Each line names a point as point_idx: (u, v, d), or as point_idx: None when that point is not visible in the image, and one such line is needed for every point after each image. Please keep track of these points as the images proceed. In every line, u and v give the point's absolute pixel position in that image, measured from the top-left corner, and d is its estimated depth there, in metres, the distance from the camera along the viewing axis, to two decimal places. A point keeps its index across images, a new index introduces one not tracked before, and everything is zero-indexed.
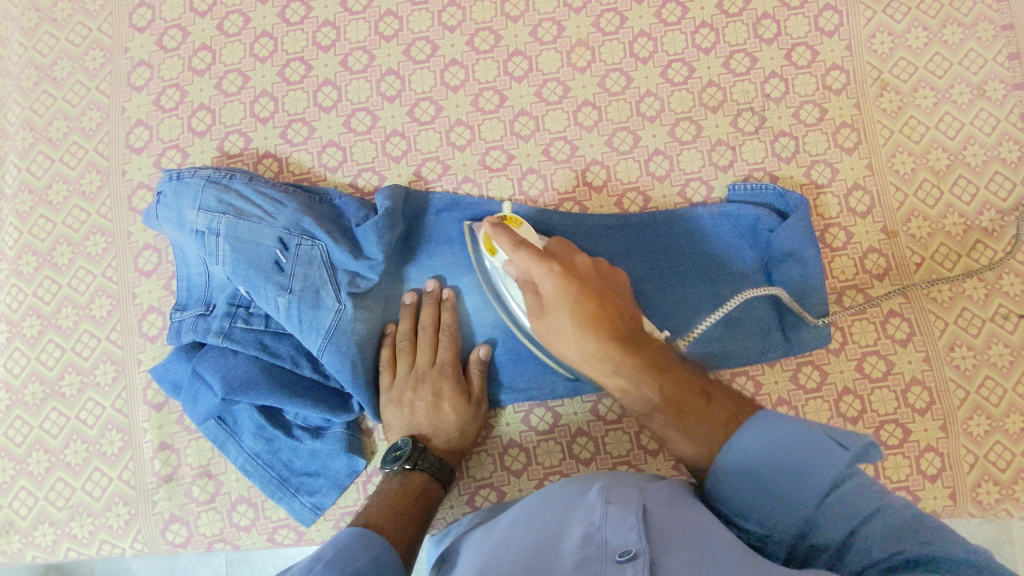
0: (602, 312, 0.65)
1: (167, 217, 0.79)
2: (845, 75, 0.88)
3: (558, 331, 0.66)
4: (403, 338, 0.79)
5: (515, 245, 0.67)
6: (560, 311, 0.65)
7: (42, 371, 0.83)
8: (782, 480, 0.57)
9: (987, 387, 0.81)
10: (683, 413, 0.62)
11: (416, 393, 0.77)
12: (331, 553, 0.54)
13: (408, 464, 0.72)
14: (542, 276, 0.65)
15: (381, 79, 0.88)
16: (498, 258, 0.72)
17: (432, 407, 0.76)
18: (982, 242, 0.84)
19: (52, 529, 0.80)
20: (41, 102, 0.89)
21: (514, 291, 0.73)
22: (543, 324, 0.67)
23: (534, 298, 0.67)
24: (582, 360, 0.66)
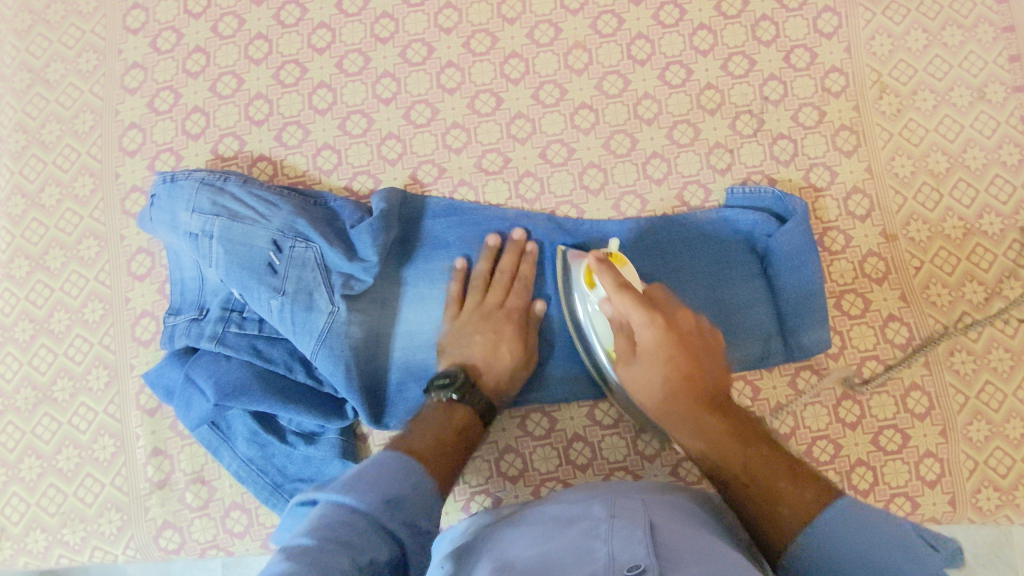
0: (695, 370, 0.66)
1: (161, 220, 0.79)
2: (844, 77, 0.87)
3: (646, 381, 0.67)
4: (478, 277, 0.79)
5: (619, 287, 0.66)
6: (653, 361, 0.67)
7: (34, 376, 0.82)
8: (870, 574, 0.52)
9: (987, 392, 0.80)
10: (764, 480, 0.59)
11: (477, 329, 0.76)
12: (371, 471, 0.54)
13: (456, 393, 0.70)
14: (641, 325, 0.66)
15: (377, 82, 0.87)
16: (595, 292, 0.70)
17: (491, 342, 0.75)
18: (982, 246, 0.83)
19: (44, 536, 0.79)
20: (33, 104, 0.89)
21: (599, 326, 0.72)
22: (632, 373, 0.69)
23: (627, 344, 0.69)
24: (661, 414, 0.67)
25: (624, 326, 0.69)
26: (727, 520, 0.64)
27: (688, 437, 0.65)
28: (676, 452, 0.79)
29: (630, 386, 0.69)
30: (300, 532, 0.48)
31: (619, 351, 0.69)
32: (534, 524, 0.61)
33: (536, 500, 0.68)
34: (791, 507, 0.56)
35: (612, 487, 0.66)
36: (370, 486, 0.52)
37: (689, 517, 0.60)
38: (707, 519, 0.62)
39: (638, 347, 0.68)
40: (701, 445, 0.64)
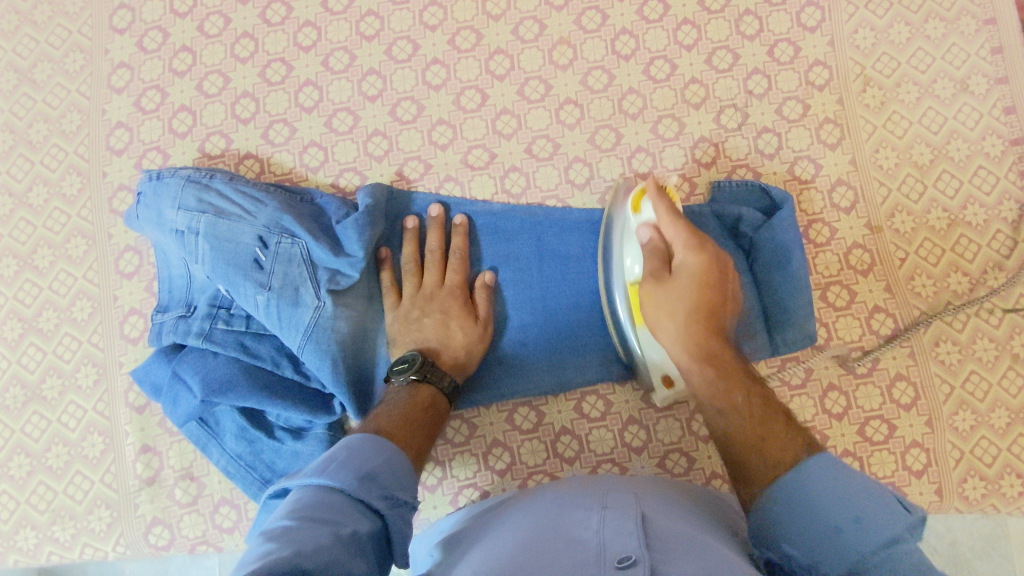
0: (721, 305, 0.67)
1: (147, 217, 0.79)
2: (827, 71, 0.87)
3: (673, 301, 0.66)
4: (409, 261, 0.80)
5: (673, 213, 0.68)
6: (688, 283, 0.66)
7: (24, 374, 0.83)
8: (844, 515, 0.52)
9: (972, 382, 0.80)
10: (760, 416, 0.62)
11: (425, 312, 0.77)
12: (343, 455, 0.55)
13: (416, 375, 0.71)
14: (687, 249, 0.66)
15: (363, 79, 0.88)
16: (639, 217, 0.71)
17: (441, 323, 0.76)
18: (965, 237, 0.83)
19: (34, 533, 0.79)
20: (21, 105, 0.89)
21: (631, 252, 0.72)
22: (659, 292, 0.67)
23: (663, 265, 0.68)
24: (679, 338, 0.67)
25: (663, 248, 0.68)
26: (712, 514, 0.64)
27: (696, 364, 0.66)
28: (663, 443, 0.79)
29: (652, 306, 0.68)
30: (282, 512, 0.49)
31: (651, 271, 0.68)
32: (522, 512, 0.62)
33: (525, 494, 0.68)
34: (778, 449, 0.58)
35: (604, 481, 0.66)
36: (343, 466, 0.53)
37: (681, 512, 0.60)
38: (700, 516, 0.61)
39: (674, 269, 0.67)
40: (711, 372, 0.65)
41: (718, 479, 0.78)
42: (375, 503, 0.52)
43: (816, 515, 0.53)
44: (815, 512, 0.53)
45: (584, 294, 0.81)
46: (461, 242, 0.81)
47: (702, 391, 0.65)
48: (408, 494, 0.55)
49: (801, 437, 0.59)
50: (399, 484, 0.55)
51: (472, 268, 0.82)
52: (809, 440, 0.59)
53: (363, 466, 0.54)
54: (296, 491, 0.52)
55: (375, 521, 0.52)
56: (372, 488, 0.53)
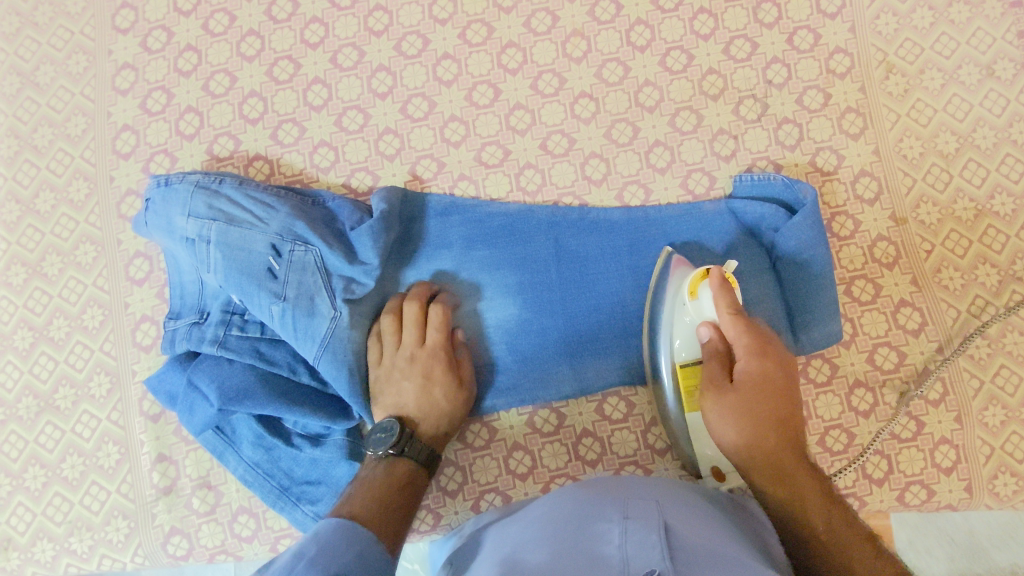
0: (790, 414, 0.63)
1: (157, 225, 0.77)
2: (849, 58, 0.85)
3: (737, 412, 0.62)
4: (390, 315, 0.76)
5: (732, 310, 0.66)
6: (752, 390, 0.62)
7: (36, 384, 0.82)
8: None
9: (1002, 376, 0.78)
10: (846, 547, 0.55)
11: (405, 375, 0.73)
12: (313, 549, 0.52)
13: (394, 450, 0.69)
14: (748, 354, 0.64)
15: (373, 76, 0.86)
16: (696, 306, 0.69)
17: (421, 390, 0.72)
18: (993, 227, 0.81)
19: (51, 545, 0.78)
20: (25, 109, 0.87)
21: (683, 343, 0.69)
22: (720, 400, 0.63)
23: (722, 370, 0.65)
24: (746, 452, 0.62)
25: (723, 349, 0.67)
26: (732, 516, 0.64)
27: (768, 482, 0.60)
28: None
29: (715, 416, 0.64)
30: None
31: (710, 375, 0.65)
32: (539, 518, 0.62)
33: (546, 497, 0.67)
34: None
35: (625, 485, 0.65)
36: (312, 564, 0.50)
37: (704, 518, 0.59)
38: (723, 522, 0.60)
39: (735, 375, 0.64)
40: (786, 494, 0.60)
41: None
42: None
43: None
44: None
45: (604, 295, 0.79)
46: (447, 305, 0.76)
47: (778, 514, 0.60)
48: None
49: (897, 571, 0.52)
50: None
51: (487, 275, 0.80)
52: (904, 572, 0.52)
53: (331, 566, 0.51)
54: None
55: None
56: None
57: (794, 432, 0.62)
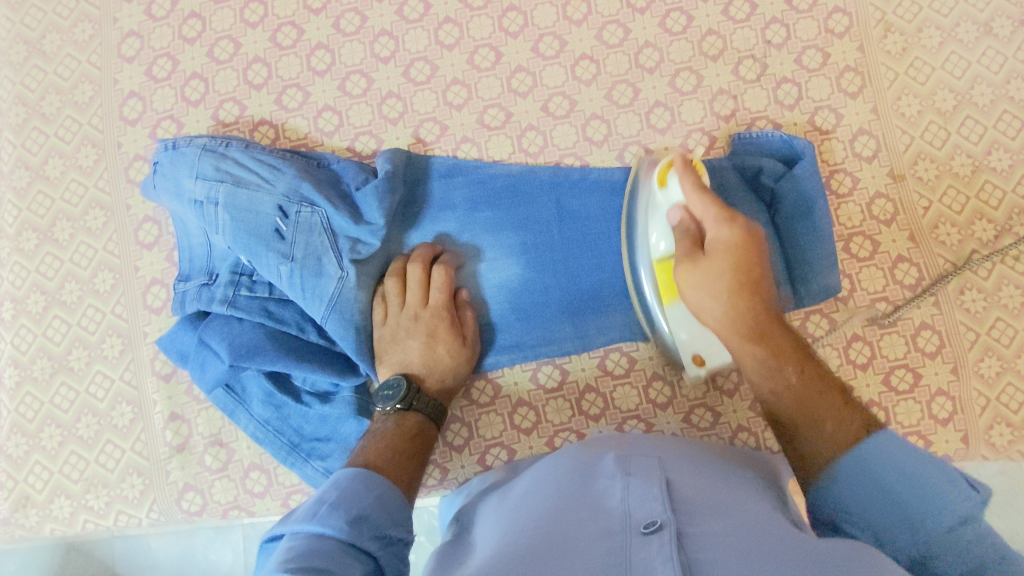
0: (763, 276, 0.65)
1: (165, 188, 0.79)
2: (847, 18, 0.86)
3: (714, 281, 0.64)
4: (394, 276, 0.77)
5: (699, 188, 0.67)
6: (727, 260, 0.64)
7: (50, 347, 0.83)
8: (902, 491, 0.52)
9: (998, 329, 0.80)
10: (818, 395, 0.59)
11: (410, 333, 0.74)
12: (334, 495, 0.54)
13: (402, 404, 0.71)
14: (719, 224, 0.65)
15: (375, 41, 0.87)
16: (667, 193, 0.70)
17: (426, 347, 0.74)
18: (990, 183, 0.82)
19: (68, 502, 0.80)
20: (32, 77, 0.88)
21: (659, 229, 0.71)
22: (697, 272, 0.65)
23: (695, 245, 0.66)
24: (722, 320, 0.65)
25: (693, 226, 0.68)
26: (737, 465, 0.65)
27: (745, 343, 0.63)
28: (687, 399, 0.79)
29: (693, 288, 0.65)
30: (276, 565, 0.47)
31: (683, 251, 0.67)
32: (544, 476, 0.63)
33: (551, 456, 0.68)
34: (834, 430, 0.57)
35: (628, 443, 0.66)
36: (333, 509, 0.52)
37: (706, 471, 0.60)
38: (727, 473, 0.61)
39: (708, 245, 0.66)
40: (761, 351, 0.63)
41: (744, 432, 0.78)
42: (366, 545, 0.51)
43: (872, 485, 0.53)
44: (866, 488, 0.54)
45: (606, 253, 0.80)
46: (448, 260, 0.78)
47: (751, 370, 0.64)
48: (401, 530, 0.55)
49: (860, 419, 0.57)
50: (391, 521, 0.54)
51: (491, 236, 0.81)
52: (867, 423, 0.57)
53: (352, 508, 0.53)
54: (286, 542, 0.51)
55: (367, 562, 0.51)
56: (363, 529, 0.52)
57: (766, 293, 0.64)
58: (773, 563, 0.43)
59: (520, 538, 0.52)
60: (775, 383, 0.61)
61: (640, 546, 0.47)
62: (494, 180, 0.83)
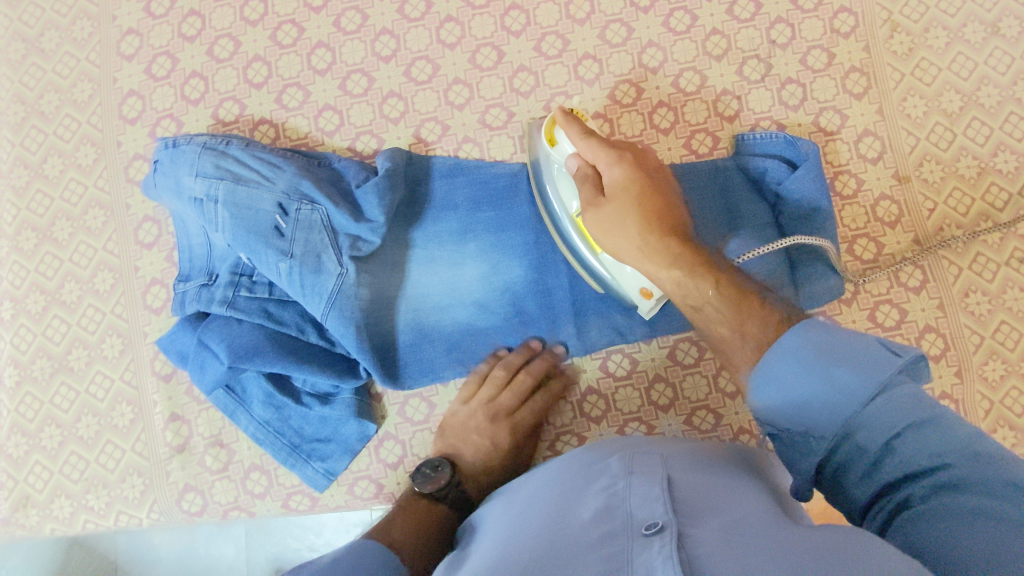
0: (663, 203, 0.66)
1: (165, 186, 0.78)
2: (853, 17, 0.85)
3: (620, 221, 0.65)
4: (505, 368, 0.78)
5: (586, 134, 0.67)
6: (624, 199, 0.65)
7: (49, 346, 0.83)
8: (823, 379, 0.51)
9: (1002, 332, 0.79)
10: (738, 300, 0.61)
11: (480, 431, 0.75)
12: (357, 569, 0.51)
13: (435, 489, 0.70)
14: (610, 164, 0.66)
15: (376, 39, 0.86)
16: (558, 149, 0.70)
17: (485, 450, 0.74)
18: (996, 185, 0.81)
19: (69, 502, 0.80)
20: (31, 75, 0.88)
21: (562, 185, 0.72)
22: (601, 215, 0.65)
23: (594, 190, 0.66)
24: (638, 256, 0.65)
25: (589, 171, 0.67)
26: (749, 460, 0.64)
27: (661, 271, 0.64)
28: (690, 401, 0.79)
29: (601, 232, 0.66)
30: None
31: (584, 200, 0.67)
32: (547, 478, 0.62)
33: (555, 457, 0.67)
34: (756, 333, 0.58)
35: (629, 441, 0.65)
36: None
37: (709, 467, 0.59)
38: (729, 468, 0.60)
39: (606, 189, 0.66)
40: (677, 272, 0.63)
41: (746, 435, 0.78)
42: None
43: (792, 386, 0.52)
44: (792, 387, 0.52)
45: None
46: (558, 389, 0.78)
47: (672, 291, 0.65)
48: None
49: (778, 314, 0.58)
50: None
51: (494, 236, 0.80)
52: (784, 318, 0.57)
53: None
54: None
55: None
56: None
57: (671, 218, 0.65)
58: (774, 560, 0.42)
59: (521, 547, 0.51)
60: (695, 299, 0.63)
61: (642, 550, 0.46)
62: (497, 176, 0.82)
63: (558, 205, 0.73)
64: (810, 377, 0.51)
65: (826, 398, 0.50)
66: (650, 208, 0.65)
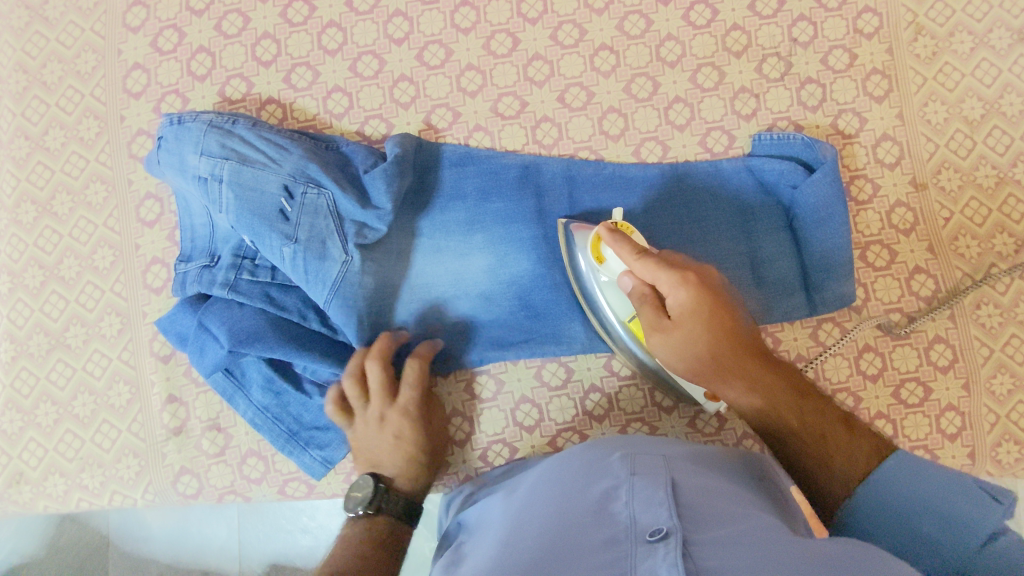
0: (737, 322, 0.60)
1: (169, 163, 0.76)
2: (878, 18, 0.83)
3: (693, 347, 0.60)
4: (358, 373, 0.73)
5: (639, 254, 0.63)
6: (694, 326, 0.59)
7: (46, 322, 0.82)
8: (920, 511, 0.53)
9: (1012, 346, 0.78)
10: (829, 431, 0.59)
11: (382, 435, 0.74)
12: None
13: (370, 508, 0.71)
14: (672, 287, 0.60)
15: (388, 21, 0.84)
16: (608, 266, 0.67)
17: (396, 450, 0.73)
18: (1013, 196, 0.80)
19: (63, 480, 0.80)
20: (33, 43, 0.86)
21: (613, 298, 0.70)
22: (670, 341, 0.61)
23: (658, 313, 0.61)
24: (714, 377, 0.61)
25: (649, 292, 0.63)
26: (754, 464, 0.63)
27: (744, 395, 0.61)
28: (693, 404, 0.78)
29: (672, 355, 0.62)
30: None
31: (649, 321, 0.62)
32: (546, 477, 0.61)
33: (555, 454, 0.66)
34: (843, 464, 0.57)
35: (630, 442, 0.64)
36: None
37: (712, 471, 0.58)
38: (732, 473, 0.59)
39: (671, 312, 0.61)
40: (760, 402, 0.61)
41: (749, 439, 0.77)
42: None
43: (888, 517, 0.54)
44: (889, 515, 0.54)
45: None
46: (420, 371, 0.75)
47: (754, 417, 0.62)
48: None
49: (869, 445, 0.58)
50: None
51: (502, 228, 0.78)
52: (875, 447, 0.58)
53: None
54: None
55: None
56: None
57: (746, 341, 0.61)
58: (781, 561, 0.42)
59: (521, 549, 0.50)
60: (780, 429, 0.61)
61: (646, 556, 0.45)
62: (509, 167, 0.80)
63: (610, 312, 0.71)
64: (905, 507, 0.54)
65: (918, 528, 0.53)
66: (725, 330, 0.59)
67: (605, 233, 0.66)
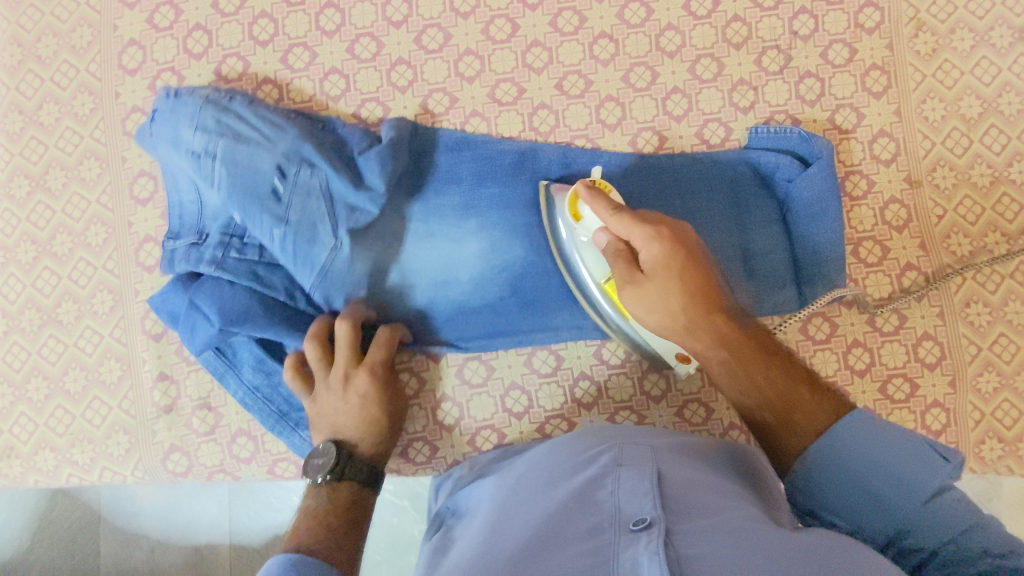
0: (705, 277, 0.60)
1: (163, 135, 0.76)
2: (879, 13, 0.83)
3: (661, 297, 0.60)
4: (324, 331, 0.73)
5: (616, 210, 0.63)
6: (663, 276, 0.60)
7: (38, 298, 0.82)
8: (873, 472, 0.51)
9: (1000, 344, 0.79)
10: (794, 391, 0.57)
11: (344, 399, 0.71)
12: None
13: (333, 474, 0.67)
14: (645, 240, 0.60)
15: (387, 3, 0.83)
16: (584, 224, 0.68)
17: (359, 412, 0.71)
18: (1007, 195, 0.80)
19: (53, 455, 0.80)
20: (28, 16, 0.85)
21: (590, 258, 0.70)
22: (641, 292, 0.61)
23: (630, 266, 0.62)
24: (682, 330, 0.61)
25: (623, 247, 0.63)
26: (743, 459, 0.63)
27: (709, 350, 0.60)
28: (681, 394, 0.79)
29: (642, 309, 0.62)
30: None
31: (620, 274, 0.63)
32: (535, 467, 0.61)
33: (544, 444, 0.67)
34: (807, 424, 0.54)
35: (620, 432, 0.64)
36: None
37: (699, 463, 0.59)
38: (719, 466, 0.60)
39: (643, 264, 0.61)
40: (725, 355, 0.59)
41: (736, 430, 0.78)
42: None
43: (839, 480, 0.52)
44: (840, 476, 0.52)
45: None
46: (387, 335, 0.74)
47: (719, 375, 0.61)
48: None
49: (830, 403, 0.55)
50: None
51: (496, 213, 0.78)
52: (839, 406, 0.55)
53: None
54: None
55: None
56: None
57: (713, 295, 0.60)
58: (761, 555, 0.42)
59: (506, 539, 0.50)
60: (746, 388, 0.59)
61: (628, 545, 0.45)
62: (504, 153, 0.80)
63: (586, 273, 0.72)
64: (858, 470, 0.51)
65: (872, 491, 0.50)
66: (692, 282, 0.60)
67: (582, 190, 0.67)
